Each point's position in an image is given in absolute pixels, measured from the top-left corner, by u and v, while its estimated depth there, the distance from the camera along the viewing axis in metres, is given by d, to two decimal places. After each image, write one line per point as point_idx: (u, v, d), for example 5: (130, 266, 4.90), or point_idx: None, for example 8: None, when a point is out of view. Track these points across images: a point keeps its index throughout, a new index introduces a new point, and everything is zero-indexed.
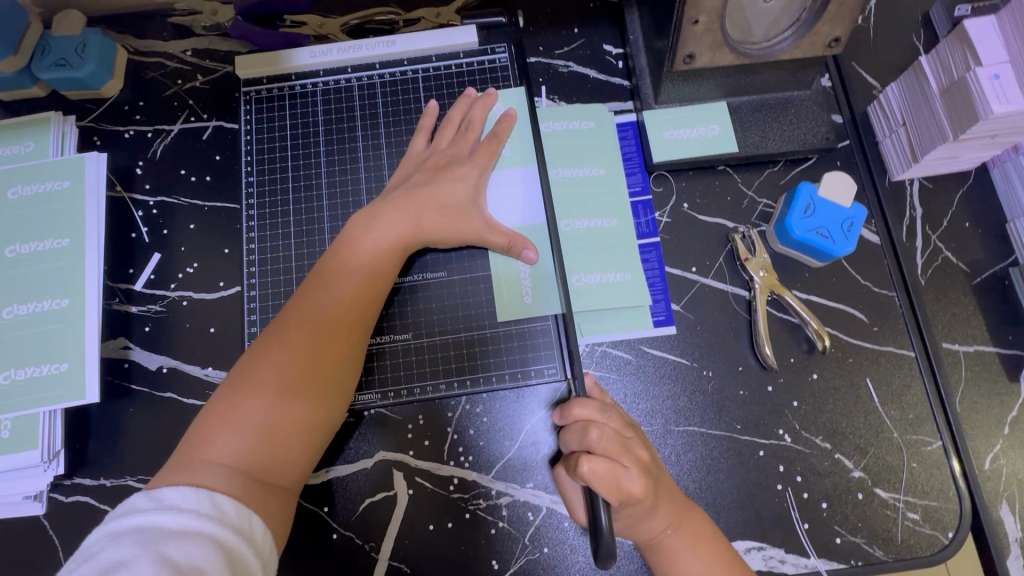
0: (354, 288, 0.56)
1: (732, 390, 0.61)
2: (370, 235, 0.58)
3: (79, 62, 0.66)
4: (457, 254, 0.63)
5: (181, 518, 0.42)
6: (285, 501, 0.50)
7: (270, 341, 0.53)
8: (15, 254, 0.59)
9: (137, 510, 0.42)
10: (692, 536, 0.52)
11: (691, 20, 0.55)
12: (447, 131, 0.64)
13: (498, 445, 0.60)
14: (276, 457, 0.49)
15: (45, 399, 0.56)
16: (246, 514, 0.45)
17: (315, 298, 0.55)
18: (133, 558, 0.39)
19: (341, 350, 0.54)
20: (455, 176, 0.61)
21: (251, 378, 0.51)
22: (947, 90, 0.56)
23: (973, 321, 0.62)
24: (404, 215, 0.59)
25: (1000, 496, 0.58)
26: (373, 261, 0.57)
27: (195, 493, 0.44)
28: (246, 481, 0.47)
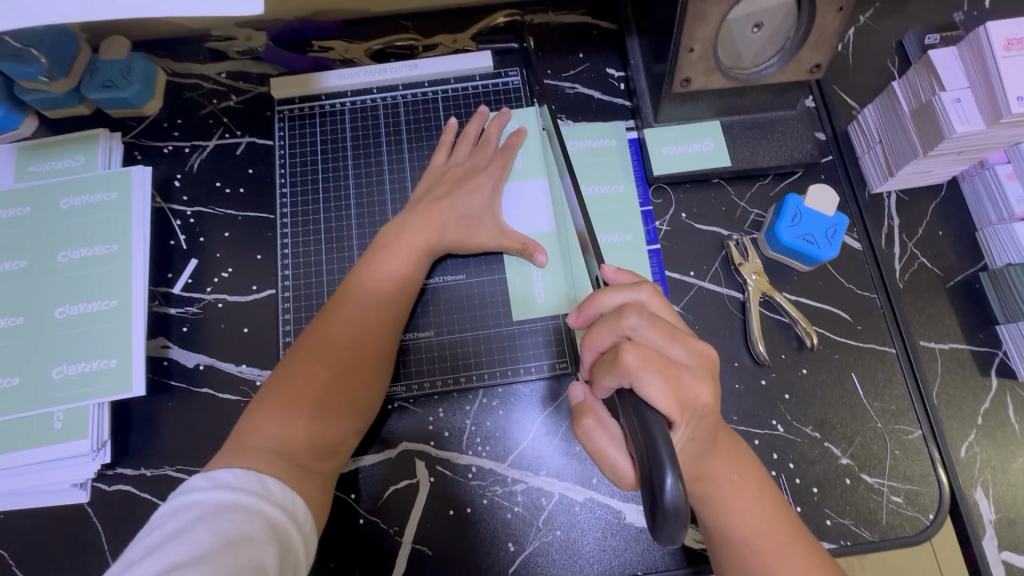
0: (384, 291, 0.61)
1: (729, 384, 0.66)
2: (398, 242, 0.63)
3: (124, 83, 0.72)
4: (476, 260, 0.69)
5: (235, 494, 0.46)
6: (323, 485, 0.54)
7: (310, 339, 0.58)
8: (66, 258, 0.64)
9: (195, 488, 0.46)
10: (757, 488, 0.53)
11: (687, 47, 0.61)
12: (465, 147, 0.70)
13: (514, 435, 0.64)
14: (316, 444, 0.54)
15: (94, 393, 0.60)
16: (292, 496, 0.50)
17: (350, 300, 0.60)
18: (193, 527, 0.43)
19: (374, 346, 0.59)
20: (473, 187, 0.67)
21: (295, 372, 0.56)
22: (917, 111, 0.62)
23: (948, 320, 0.68)
24: (429, 223, 0.64)
25: (975, 481, 0.63)
26: (400, 266, 0.62)
27: (247, 475, 0.48)
28: (291, 465, 0.52)
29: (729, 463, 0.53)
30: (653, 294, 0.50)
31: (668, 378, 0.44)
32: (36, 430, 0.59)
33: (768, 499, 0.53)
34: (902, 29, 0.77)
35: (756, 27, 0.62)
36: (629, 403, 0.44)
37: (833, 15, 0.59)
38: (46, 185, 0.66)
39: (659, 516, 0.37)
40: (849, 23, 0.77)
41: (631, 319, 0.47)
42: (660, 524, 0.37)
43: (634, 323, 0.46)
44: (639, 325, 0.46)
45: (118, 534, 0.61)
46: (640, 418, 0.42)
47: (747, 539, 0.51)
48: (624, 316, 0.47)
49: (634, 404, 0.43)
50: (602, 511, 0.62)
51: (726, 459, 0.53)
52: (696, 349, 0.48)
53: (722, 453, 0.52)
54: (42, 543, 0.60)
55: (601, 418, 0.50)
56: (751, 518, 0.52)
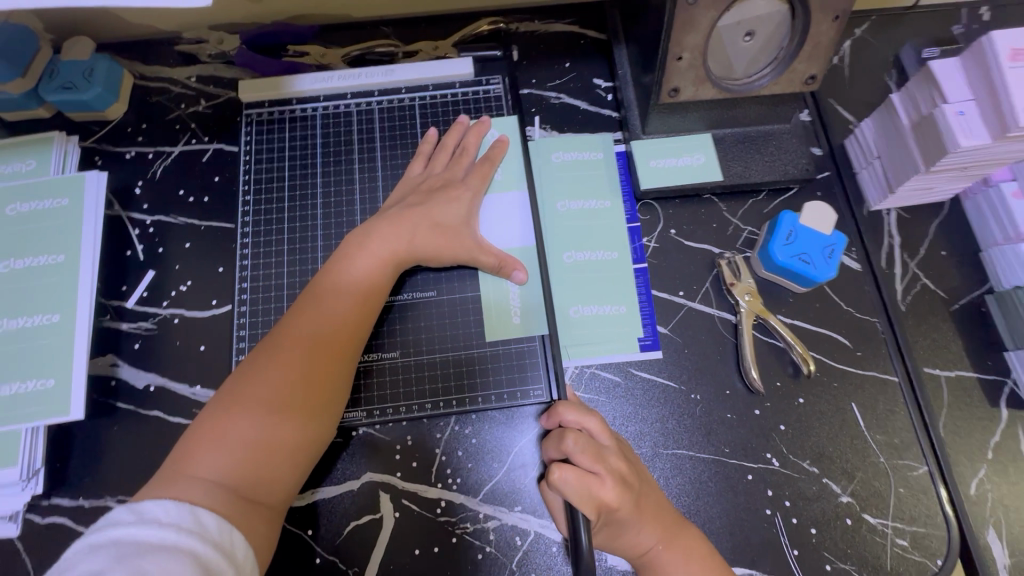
0: (347, 306, 0.57)
1: (720, 413, 0.61)
2: (365, 254, 0.59)
3: (85, 85, 0.68)
4: (449, 274, 0.64)
5: (163, 532, 0.42)
6: (268, 515, 0.49)
7: (265, 356, 0.53)
8: (9, 268, 0.59)
9: (117, 523, 0.42)
10: (683, 554, 0.52)
11: (675, 55, 0.58)
12: (440, 159, 0.66)
13: (487, 467, 0.59)
14: (264, 474, 0.49)
15: (27, 416, 0.55)
16: (229, 531, 0.45)
17: (312, 313, 0.56)
18: (108, 570, 0.39)
19: (337, 366, 0.55)
20: (449, 198, 0.63)
21: (247, 393, 0.51)
22: (919, 124, 0.58)
23: (953, 346, 0.63)
24: (400, 235, 0.60)
25: (987, 522, 0.58)
26: (364, 280, 0.58)
27: (178, 507, 0.44)
28: (234, 499, 0.47)
29: (654, 529, 0.52)
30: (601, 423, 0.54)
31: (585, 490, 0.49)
32: None
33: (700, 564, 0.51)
34: (900, 42, 0.75)
35: (748, 35, 0.59)
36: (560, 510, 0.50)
37: (828, 24, 0.57)
38: None
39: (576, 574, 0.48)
40: (846, 36, 0.75)
41: (568, 443, 0.52)
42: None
43: (571, 447, 0.51)
44: (574, 449, 0.51)
45: (49, 572, 0.55)
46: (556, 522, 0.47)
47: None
48: (564, 438, 0.52)
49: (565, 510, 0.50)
50: None
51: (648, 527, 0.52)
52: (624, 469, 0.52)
53: (643, 522, 0.51)
54: None
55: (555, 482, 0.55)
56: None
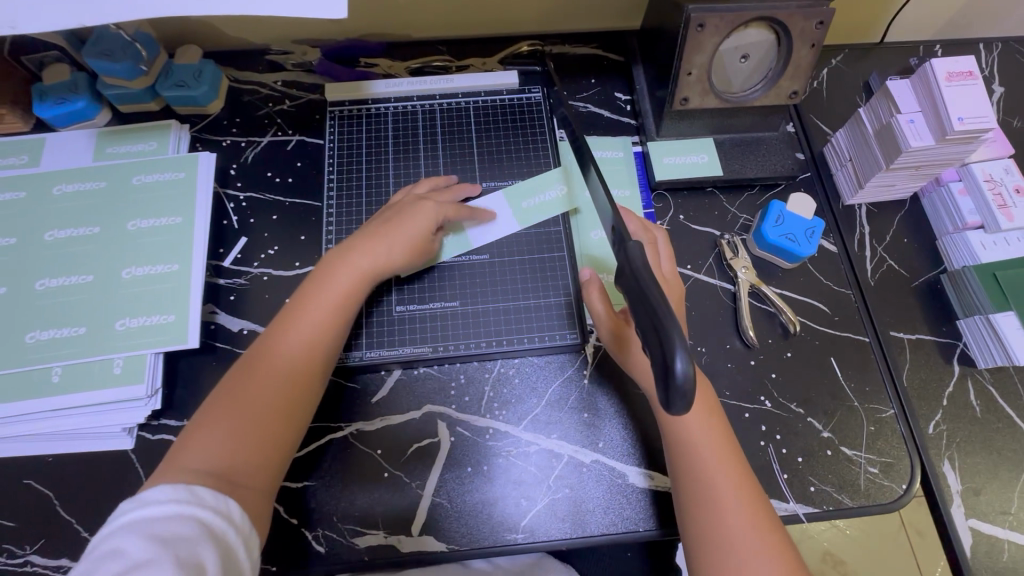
0: (322, 316, 0.64)
1: (721, 363, 0.73)
2: (336, 272, 0.66)
3: (195, 83, 0.81)
4: (420, 286, 0.74)
5: (166, 505, 0.49)
6: (260, 497, 0.57)
7: (245, 368, 0.61)
8: (135, 227, 0.71)
9: (123, 511, 0.49)
10: (706, 409, 0.62)
11: (685, 71, 0.73)
12: (429, 186, 0.75)
13: (528, 400, 0.70)
14: (249, 461, 0.57)
15: (151, 343, 0.66)
16: (223, 499, 0.52)
17: (286, 329, 0.63)
18: (125, 545, 0.46)
19: (309, 370, 0.62)
20: (414, 211, 0.70)
21: (229, 400, 0.59)
22: (879, 131, 0.72)
23: (914, 315, 0.76)
24: (370, 255, 0.67)
25: (943, 456, 0.69)
26: (339, 295, 0.65)
27: (173, 487, 0.51)
28: (223, 481, 0.54)
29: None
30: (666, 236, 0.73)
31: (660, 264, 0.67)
32: (97, 375, 0.64)
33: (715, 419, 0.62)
34: (868, 71, 0.90)
35: (743, 58, 0.74)
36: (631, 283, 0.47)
37: (807, 51, 0.72)
38: (121, 165, 0.75)
39: (669, 394, 0.41)
40: (823, 64, 0.90)
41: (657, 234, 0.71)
42: (671, 398, 0.41)
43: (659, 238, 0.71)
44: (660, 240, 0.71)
45: None
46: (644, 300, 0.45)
47: (697, 445, 0.60)
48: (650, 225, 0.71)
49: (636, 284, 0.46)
50: (608, 472, 0.67)
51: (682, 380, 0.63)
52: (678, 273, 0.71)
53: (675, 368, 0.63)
54: (86, 487, 0.65)
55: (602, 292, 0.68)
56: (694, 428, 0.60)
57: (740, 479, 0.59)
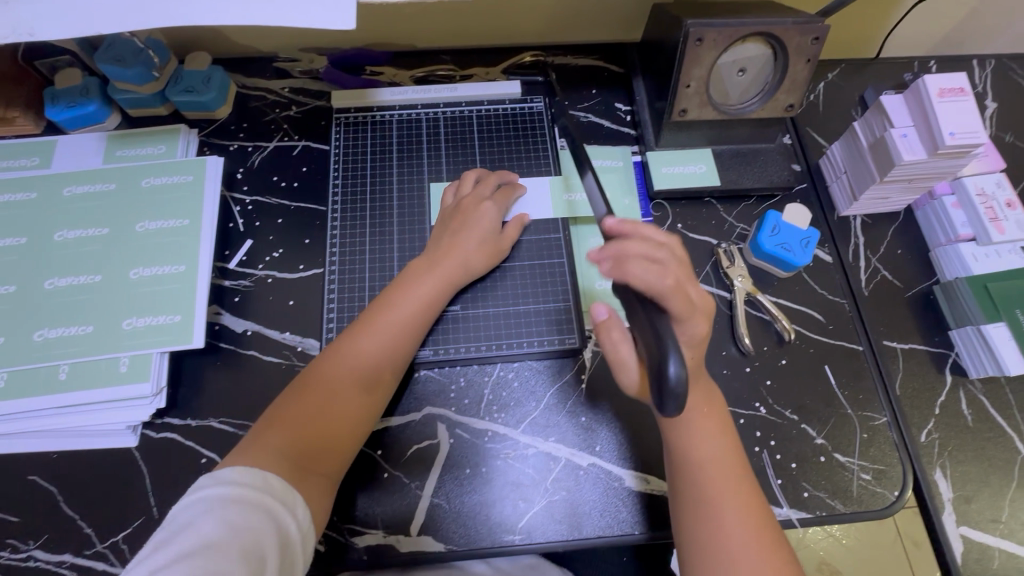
0: (401, 320, 0.68)
1: (717, 369, 0.74)
2: (414, 284, 0.70)
3: (204, 89, 0.83)
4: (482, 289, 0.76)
5: (238, 490, 0.53)
6: (324, 488, 0.61)
7: (323, 365, 0.65)
8: (144, 228, 0.73)
9: (202, 485, 0.53)
10: (717, 426, 0.61)
11: (684, 83, 0.75)
12: (488, 183, 0.78)
13: (526, 404, 0.72)
14: (320, 454, 0.61)
15: (158, 342, 0.67)
16: (291, 490, 0.56)
17: (362, 334, 0.67)
18: (200, 520, 0.50)
19: (383, 376, 0.66)
20: (478, 217, 0.74)
21: (308, 392, 0.63)
22: (874, 144, 0.74)
23: (907, 325, 0.77)
24: (441, 272, 0.71)
25: (935, 464, 0.70)
26: (419, 302, 0.70)
27: (247, 471, 0.55)
28: (296, 470, 0.58)
29: (700, 396, 0.61)
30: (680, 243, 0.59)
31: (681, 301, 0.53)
32: (104, 373, 0.65)
33: (727, 435, 0.61)
34: (864, 85, 0.92)
35: (741, 71, 0.75)
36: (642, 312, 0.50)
37: (802, 65, 0.74)
38: (131, 168, 0.76)
39: (664, 397, 0.45)
40: (819, 78, 0.92)
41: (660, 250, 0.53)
42: (664, 401, 0.45)
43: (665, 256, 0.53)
44: (666, 257, 0.53)
45: (162, 476, 0.67)
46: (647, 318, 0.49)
47: (705, 462, 0.59)
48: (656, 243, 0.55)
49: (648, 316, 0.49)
50: (604, 475, 0.68)
51: (695, 398, 0.61)
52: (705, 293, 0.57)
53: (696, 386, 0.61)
54: (91, 483, 0.66)
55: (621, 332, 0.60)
56: (706, 446, 0.59)
57: (749, 499, 0.57)
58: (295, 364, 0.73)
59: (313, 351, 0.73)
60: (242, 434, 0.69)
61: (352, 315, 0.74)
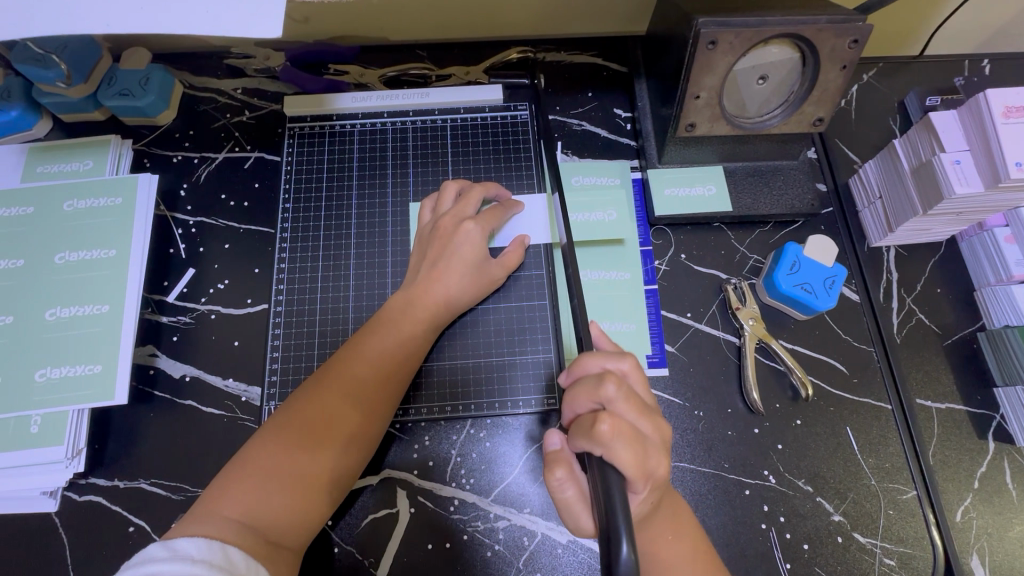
0: (383, 359, 0.59)
1: (721, 430, 0.65)
2: (406, 315, 0.61)
3: (140, 92, 0.72)
4: (470, 324, 0.67)
5: (194, 568, 0.43)
6: (291, 563, 0.51)
7: (296, 410, 0.55)
8: (63, 260, 0.64)
9: (151, 559, 0.43)
10: (689, 549, 0.52)
11: (693, 94, 0.63)
12: (473, 199, 0.66)
13: (499, 470, 0.63)
14: (291, 520, 0.51)
15: (75, 398, 0.60)
16: (255, 566, 0.46)
17: (346, 372, 0.58)
18: None
19: (367, 424, 0.57)
20: (460, 238, 0.63)
21: (274, 442, 0.53)
22: (917, 170, 0.62)
23: (945, 380, 0.67)
24: (435, 300, 0.62)
25: (971, 549, 0.61)
26: (406, 336, 0.61)
27: (208, 544, 0.45)
28: (261, 542, 0.49)
29: (665, 521, 0.52)
30: (635, 367, 0.50)
31: (637, 454, 0.44)
32: (13, 433, 0.58)
33: (700, 565, 0.52)
34: (905, 89, 0.79)
35: (761, 79, 0.63)
36: (594, 463, 0.44)
37: (836, 72, 0.61)
38: (52, 187, 0.68)
39: None
40: (854, 80, 0.79)
41: (608, 389, 0.47)
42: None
43: (612, 394, 0.46)
44: (615, 396, 0.47)
45: (83, 548, 0.58)
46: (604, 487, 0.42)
47: None
48: (603, 384, 0.47)
49: (598, 465, 0.43)
50: (586, 556, 0.60)
51: (661, 522, 0.52)
52: (660, 424, 0.49)
53: (660, 512, 0.52)
54: (4, 556, 0.58)
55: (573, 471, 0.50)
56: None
57: None
58: (238, 417, 0.64)
59: (258, 402, 0.64)
60: (175, 499, 0.60)
61: (298, 363, 0.64)
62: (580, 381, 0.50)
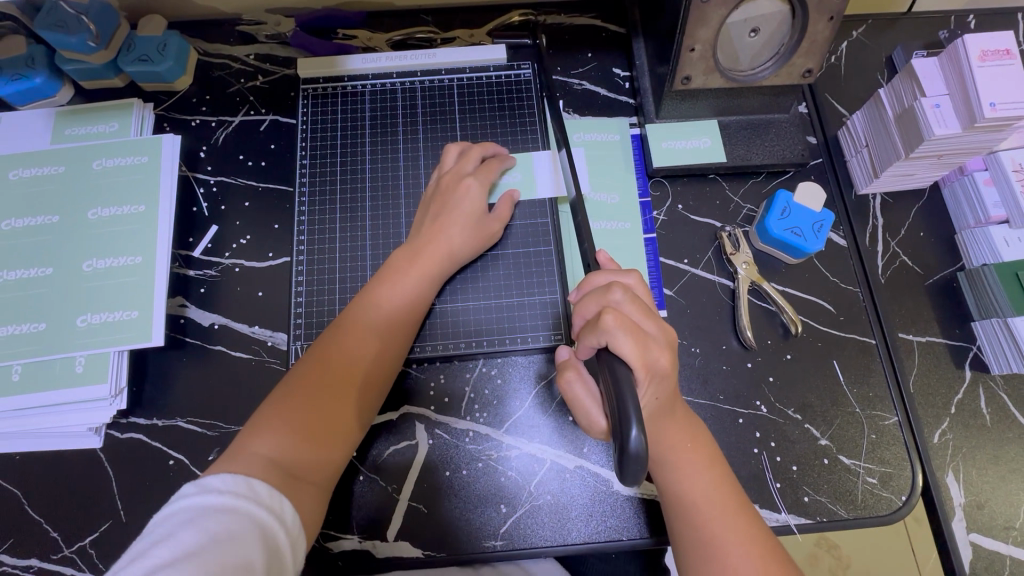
0: (389, 311, 0.63)
1: (717, 365, 0.69)
2: (410, 265, 0.65)
3: (159, 58, 0.75)
4: (473, 271, 0.71)
5: (223, 498, 0.48)
6: (318, 497, 0.56)
7: (317, 357, 0.60)
8: (96, 216, 0.68)
9: (185, 493, 0.48)
10: (706, 459, 0.56)
11: (688, 47, 0.66)
12: (471, 157, 0.70)
13: (510, 403, 0.67)
14: (316, 457, 0.56)
15: (113, 341, 0.64)
16: (279, 497, 0.51)
17: (355, 323, 0.62)
18: (179, 531, 0.45)
19: (377, 368, 0.61)
20: (459, 192, 0.67)
21: (293, 392, 0.58)
22: (901, 115, 0.66)
23: (927, 316, 0.71)
24: (437, 253, 0.66)
25: (947, 467, 0.66)
26: (413, 287, 0.65)
27: (234, 478, 0.50)
28: (289, 476, 0.54)
29: (681, 432, 0.57)
30: (639, 280, 0.56)
31: (640, 345, 0.49)
32: (59, 372, 0.63)
33: (717, 470, 0.56)
34: (892, 45, 0.82)
35: (753, 32, 0.66)
36: (603, 359, 0.49)
37: (824, 24, 0.64)
38: (81, 148, 0.71)
39: (625, 465, 0.43)
40: (843, 37, 0.82)
41: (615, 294, 0.52)
42: (623, 467, 0.43)
43: (618, 298, 0.52)
44: (621, 299, 0.52)
45: (128, 480, 0.63)
46: (613, 374, 0.47)
47: (700, 504, 0.54)
48: (611, 290, 0.52)
49: (609, 361, 0.48)
50: (593, 479, 0.65)
51: (675, 435, 0.57)
52: (665, 327, 0.53)
53: (674, 420, 0.57)
54: (54, 487, 0.63)
55: (581, 373, 0.56)
56: (695, 488, 0.55)
57: (752, 528, 0.53)
58: (265, 360, 0.68)
59: (283, 346, 0.69)
60: (211, 435, 0.65)
61: (321, 308, 0.69)
62: (588, 292, 0.55)
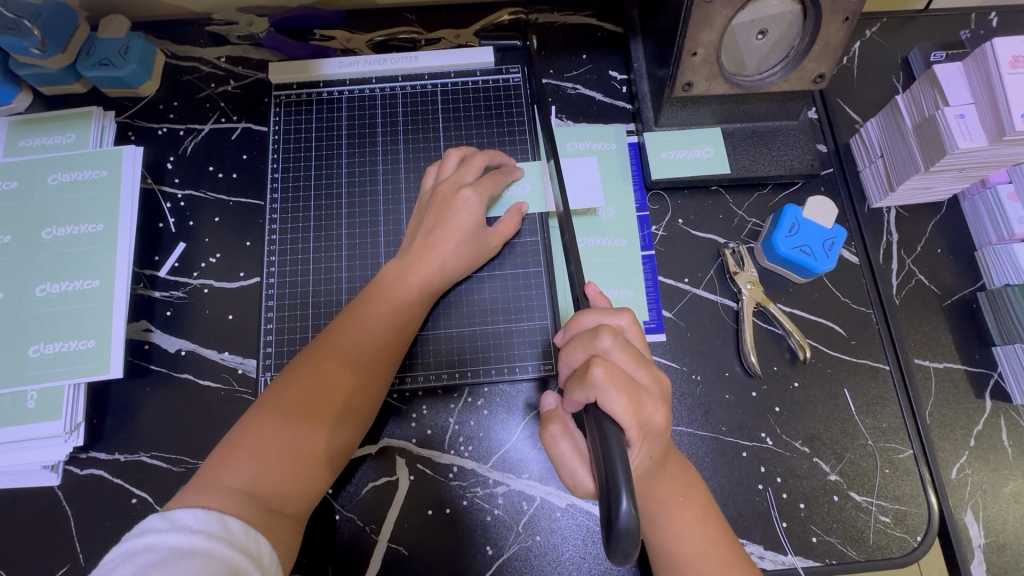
0: (377, 331, 0.58)
1: (718, 394, 0.64)
2: (400, 282, 0.60)
3: (121, 62, 0.70)
4: (466, 288, 0.66)
5: (194, 538, 0.43)
6: (294, 531, 0.52)
7: (295, 381, 0.55)
8: (51, 235, 0.64)
9: (152, 530, 0.43)
10: (699, 512, 0.52)
11: (690, 51, 0.61)
12: (473, 166, 0.64)
13: (497, 437, 0.63)
14: (292, 489, 0.52)
15: (69, 373, 0.60)
16: (255, 536, 0.46)
17: (341, 344, 0.57)
18: None
19: (364, 392, 0.57)
20: (455, 204, 0.62)
21: (269, 416, 0.53)
22: (921, 125, 0.61)
23: (945, 340, 0.66)
24: (429, 270, 0.61)
25: (965, 505, 0.61)
26: (405, 305, 0.60)
27: (207, 515, 0.45)
28: (263, 510, 0.49)
29: (674, 484, 0.52)
30: (631, 321, 0.51)
31: (632, 400, 0.45)
32: (11, 407, 0.59)
33: (711, 523, 0.52)
34: (909, 45, 0.77)
35: (761, 34, 0.61)
36: (591, 415, 0.45)
37: (838, 25, 0.59)
38: (35, 162, 0.67)
39: (612, 542, 0.38)
40: (856, 37, 0.77)
41: (604, 341, 0.48)
42: (612, 543, 0.38)
43: (608, 345, 0.47)
44: (611, 347, 0.47)
45: (86, 520, 0.59)
46: (602, 435, 0.43)
47: (694, 563, 0.50)
48: (599, 336, 0.48)
49: (597, 418, 0.44)
50: (584, 518, 0.60)
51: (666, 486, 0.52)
52: (658, 375, 0.49)
53: (666, 470, 0.52)
54: (8, 527, 0.59)
55: (568, 427, 0.52)
56: (688, 545, 0.51)
57: None
58: (235, 390, 0.63)
59: (254, 374, 0.64)
60: (177, 471, 0.61)
61: (293, 335, 0.64)
62: (576, 336, 0.50)
